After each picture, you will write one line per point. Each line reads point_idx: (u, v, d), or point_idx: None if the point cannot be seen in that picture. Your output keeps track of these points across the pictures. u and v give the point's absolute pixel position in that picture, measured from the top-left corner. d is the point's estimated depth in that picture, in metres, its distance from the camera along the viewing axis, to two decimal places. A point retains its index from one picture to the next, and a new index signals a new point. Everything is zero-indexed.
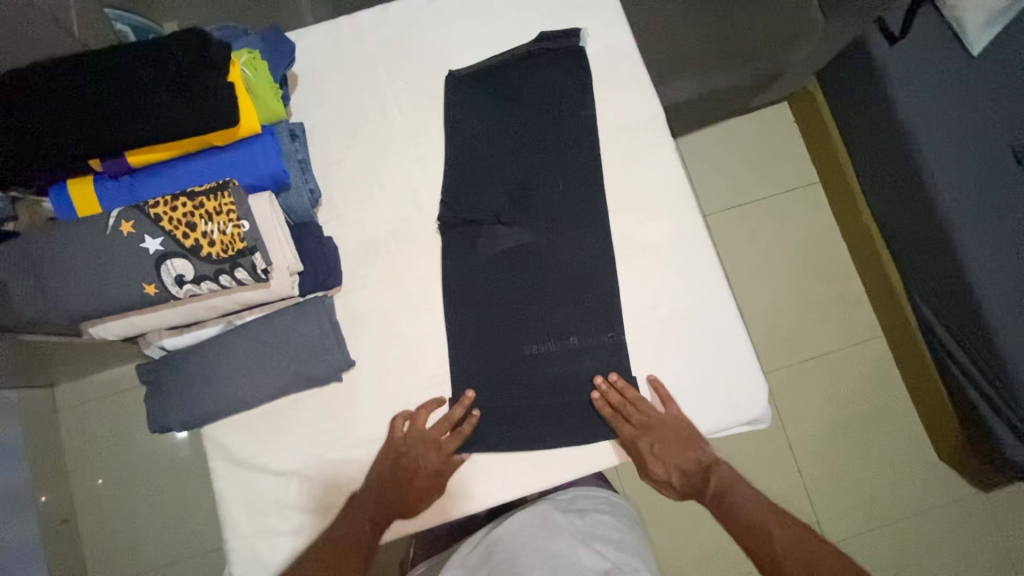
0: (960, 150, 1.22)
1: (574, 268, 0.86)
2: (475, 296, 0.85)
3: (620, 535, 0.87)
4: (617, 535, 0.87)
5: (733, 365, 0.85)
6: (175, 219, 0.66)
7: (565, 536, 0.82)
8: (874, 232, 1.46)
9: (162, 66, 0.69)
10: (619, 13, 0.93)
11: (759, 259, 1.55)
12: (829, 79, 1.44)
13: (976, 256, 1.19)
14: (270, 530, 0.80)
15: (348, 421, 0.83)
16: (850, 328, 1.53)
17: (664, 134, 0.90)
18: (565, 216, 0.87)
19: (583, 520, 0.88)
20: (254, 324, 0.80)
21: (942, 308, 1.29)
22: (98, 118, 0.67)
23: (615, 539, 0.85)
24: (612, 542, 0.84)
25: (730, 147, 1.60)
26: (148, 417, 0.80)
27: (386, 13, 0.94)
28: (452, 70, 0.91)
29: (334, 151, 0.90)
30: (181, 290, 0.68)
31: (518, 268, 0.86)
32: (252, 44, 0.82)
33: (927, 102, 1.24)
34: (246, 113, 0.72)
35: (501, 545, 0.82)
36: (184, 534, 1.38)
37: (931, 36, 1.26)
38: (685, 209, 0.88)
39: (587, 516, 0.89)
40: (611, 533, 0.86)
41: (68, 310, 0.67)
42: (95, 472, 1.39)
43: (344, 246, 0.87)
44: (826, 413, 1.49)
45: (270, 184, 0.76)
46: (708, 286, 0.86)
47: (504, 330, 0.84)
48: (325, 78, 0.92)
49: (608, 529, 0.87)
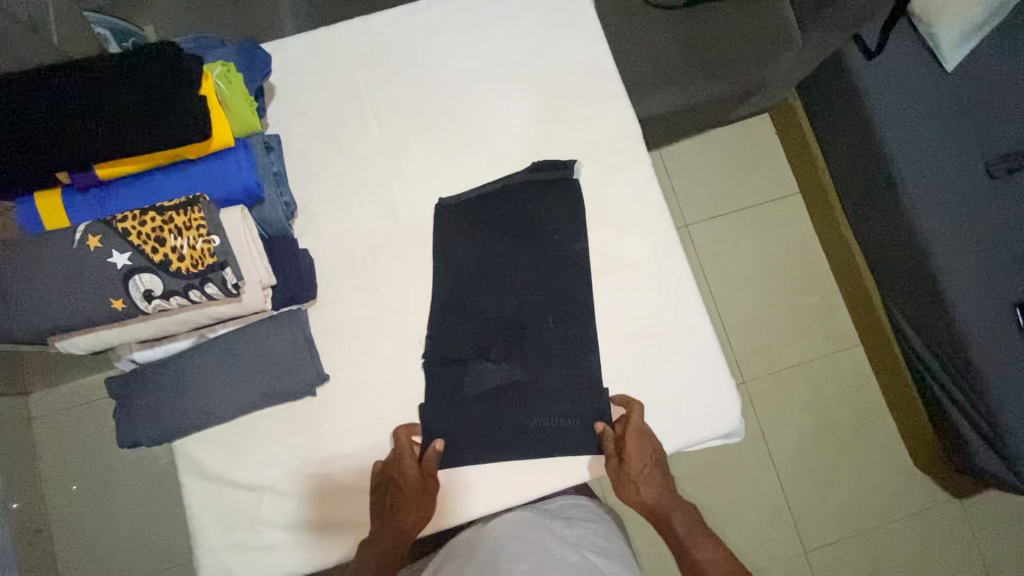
0: (934, 164, 1.25)
1: (550, 281, 0.86)
2: (452, 311, 0.85)
3: (608, 543, 0.86)
4: (605, 542, 0.86)
5: (708, 378, 0.85)
6: (144, 233, 0.66)
7: (554, 538, 0.83)
8: (850, 242, 1.48)
9: (136, 80, 0.68)
10: (598, 29, 0.94)
11: (740, 269, 1.56)
12: (809, 92, 1.45)
13: (949, 269, 1.21)
14: (242, 546, 0.80)
15: (321, 435, 0.82)
16: (828, 339, 1.54)
17: (640, 150, 0.91)
18: (541, 231, 0.87)
19: (571, 527, 0.87)
20: (226, 337, 0.79)
21: (918, 318, 1.31)
22: (68, 133, 0.67)
23: (602, 548, 0.85)
24: (598, 551, 0.84)
25: (712, 159, 1.61)
26: (117, 432, 0.79)
27: (365, 24, 0.93)
28: (442, 199, 0.88)
29: (311, 164, 0.89)
30: (150, 305, 0.67)
31: (497, 279, 0.86)
32: (227, 56, 0.81)
33: (902, 117, 1.27)
34: (219, 127, 0.72)
35: (484, 545, 0.81)
36: (163, 542, 1.36)
37: (906, 51, 1.28)
38: (661, 224, 0.89)
39: (575, 524, 0.88)
40: (600, 541, 0.86)
41: (33, 326, 0.66)
42: (69, 478, 1.37)
43: (319, 259, 0.87)
44: (805, 421, 1.50)
45: (243, 197, 0.76)
46: (682, 299, 0.87)
47: (482, 367, 0.84)
48: (303, 89, 0.91)
49: (596, 535, 0.87)
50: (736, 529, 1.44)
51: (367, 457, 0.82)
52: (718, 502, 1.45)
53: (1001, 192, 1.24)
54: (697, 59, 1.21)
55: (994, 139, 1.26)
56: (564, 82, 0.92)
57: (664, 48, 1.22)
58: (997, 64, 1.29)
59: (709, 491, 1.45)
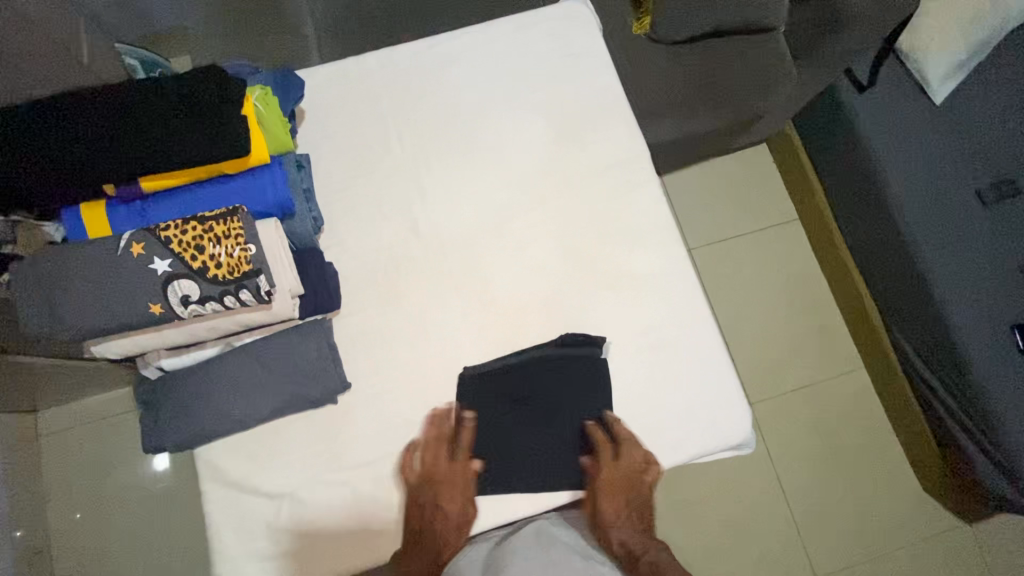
0: (927, 191, 1.31)
1: (573, 384, 0.86)
2: (477, 376, 0.86)
3: None
4: None
5: (718, 390, 0.88)
6: (185, 241, 0.69)
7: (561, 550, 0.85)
8: (848, 266, 1.52)
9: (186, 103, 0.73)
10: (608, 60, 1.01)
11: (742, 290, 1.60)
12: (804, 123, 1.52)
13: (945, 292, 1.26)
14: (260, 553, 0.80)
15: (342, 442, 0.84)
16: (831, 362, 1.57)
17: (649, 172, 0.96)
18: (566, 335, 0.87)
19: None
20: (252, 345, 0.82)
21: (918, 341, 1.34)
22: (120, 149, 0.71)
23: None
24: None
25: (715, 184, 1.66)
26: (142, 438, 0.80)
27: (390, 54, 0.99)
28: (459, 220, 0.93)
29: (337, 182, 0.94)
30: (185, 310, 0.70)
31: (521, 382, 0.86)
32: (263, 81, 0.86)
33: (894, 148, 1.33)
34: (257, 145, 0.76)
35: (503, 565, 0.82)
36: (169, 563, 1.35)
37: (896, 85, 1.36)
38: (670, 241, 0.93)
39: None
40: None
41: (74, 327, 0.69)
42: (73, 505, 1.36)
43: (343, 272, 0.90)
44: (811, 442, 1.51)
45: (276, 211, 0.80)
46: (691, 313, 0.90)
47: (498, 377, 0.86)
48: (332, 112, 0.97)
49: None
50: (746, 550, 1.43)
51: (386, 465, 0.84)
52: (726, 525, 1.44)
53: (993, 218, 1.30)
54: (699, 91, 1.28)
55: (983, 169, 1.32)
56: (578, 109, 0.98)
57: (668, 80, 1.29)
58: (982, 99, 1.36)
59: (717, 513, 1.45)
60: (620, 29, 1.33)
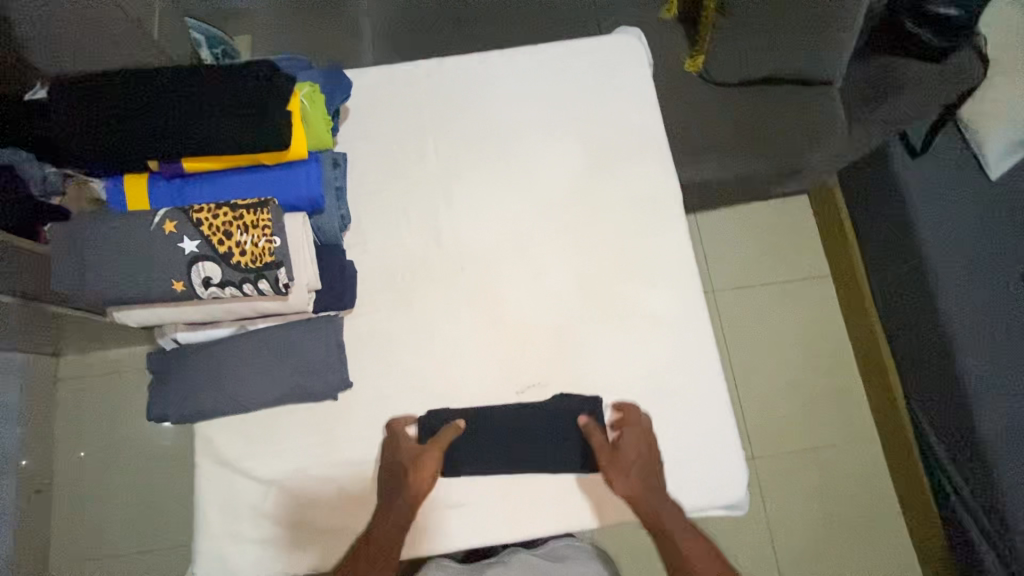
0: (969, 270, 1.25)
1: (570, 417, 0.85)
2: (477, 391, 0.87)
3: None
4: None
5: (718, 446, 0.86)
6: (214, 226, 0.71)
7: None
8: (876, 331, 1.45)
9: (235, 93, 0.76)
10: (653, 96, 1.00)
11: (761, 340, 1.56)
12: (849, 178, 1.46)
13: (974, 377, 1.19)
14: (240, 535, 0.82)
15: (336, 439, 0.85)
16: (843, 427, 1.51)
17: (680, 214, 0.95)
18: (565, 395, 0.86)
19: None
20: (264, 332, 0.84)
21: (939, 424, 1.28)
22: (170, 130, 0.75)
23: None
24: None
25: (748, 229, 1.63)
26: (148, 404, 0.83)
27: (440, 65, 1.01)
28: (482, 237, 0.93)
29: (369, 183, 0.96)
30: (206, 291, 0.73)
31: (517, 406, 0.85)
32: (314, 78, 0.88)
33: (941, 220, 1.27)
34: (297, 141, 0.78)
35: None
36: (157, 524, 1.37)
37: (952, 154, 1.30)
38: (690, 287, 0.92)
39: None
40: None
41: (100, 292, 0.72)
42: (79, 444, 1.40)
43: (362, 272, 0.92)
44: (809, 507, 1.46)
45: (306, 206, 0.82)
46: (702, 363, 0.89)
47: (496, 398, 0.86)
48: (375, 114, 0.99)
49: None
50: None
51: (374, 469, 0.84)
52: None
53: None
54: (742, 136, 1.26)
55: None
56: (616, 141, 0.98)
57: (712, 121, 1.28)
58: None
59: None
60: (672, 65, 1.32)
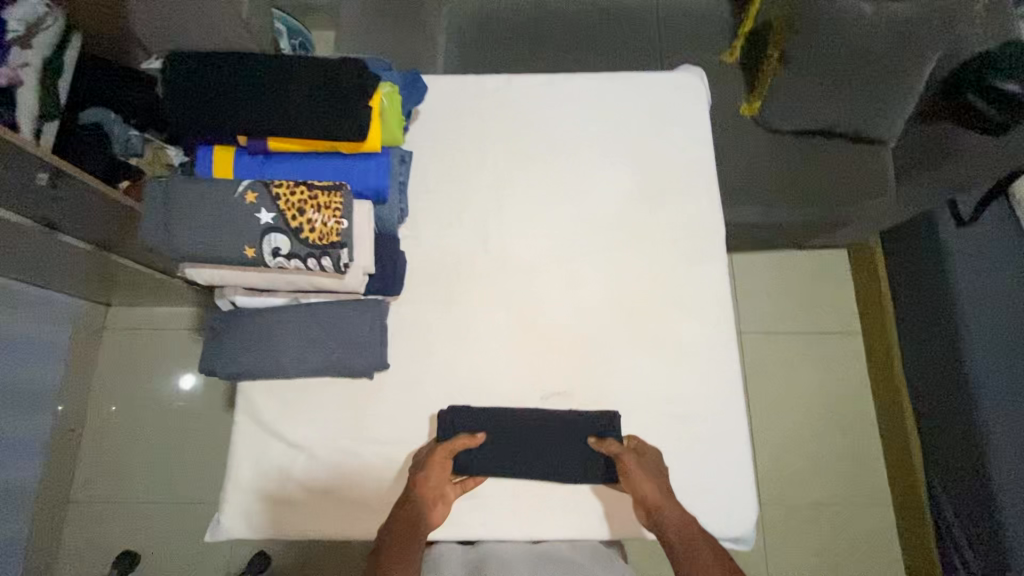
0: (1007, 346, 1.25)
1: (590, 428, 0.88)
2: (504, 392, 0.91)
3: None
4: None
5: (731, 478, 0.88)
6: (291, 202, 0.78)
7: None
8: (902, 394, 1.43)
9: (325, 84, 0.82)
10: (707, 134, 1.04)
11: (782, 387, 1.56)
12: (892, 240, 1.47)
13: (1002, 454, 1.19)
14: (266, 493, 0.87)
15: (365, 416, 0.90)
16: (859, 487, 1.48)
17: (720, 250, 0.98)
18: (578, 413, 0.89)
19: None
20: (314, 306, 0.89)
21: (958, 496, 1.28)
22: (261, 109, 0.81)
23: None
24: None
25: (783, 275, 1.64)
26: (201, 358, 0.90)
27: (508, 81, 1.07)
28: (526, 245, 0.98)
29: (428, 182, 1.01)
30: (273, 260, 0.79)
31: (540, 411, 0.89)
32: (393, 79, 0.94)
33: (983, 293, 1.28)
34: (372, 135, 0.84)
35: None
36: (176, 477, 1.44)
37: (1000, 231, 1.32)
38: (721, 320, 0.94)
39: None
40: None
41: (179, 247, 0.79)
42: (112, 398, 1.47)
43: (411, 263, 0.97)
44: (813, 562, 1.44)
45: (371, 195, 0.87)
46: (724, 395, 0.91)
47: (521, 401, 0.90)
48: (442, 119, 1.05)
49: None
50: None
51: (397, 450, 0.88)
52: None
53: None
54: (788, 183, 1.28)
55: None
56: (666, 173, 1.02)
57: (760, 165, 1.30)
58: None
59: None
60: (728, 107, 1.35)
